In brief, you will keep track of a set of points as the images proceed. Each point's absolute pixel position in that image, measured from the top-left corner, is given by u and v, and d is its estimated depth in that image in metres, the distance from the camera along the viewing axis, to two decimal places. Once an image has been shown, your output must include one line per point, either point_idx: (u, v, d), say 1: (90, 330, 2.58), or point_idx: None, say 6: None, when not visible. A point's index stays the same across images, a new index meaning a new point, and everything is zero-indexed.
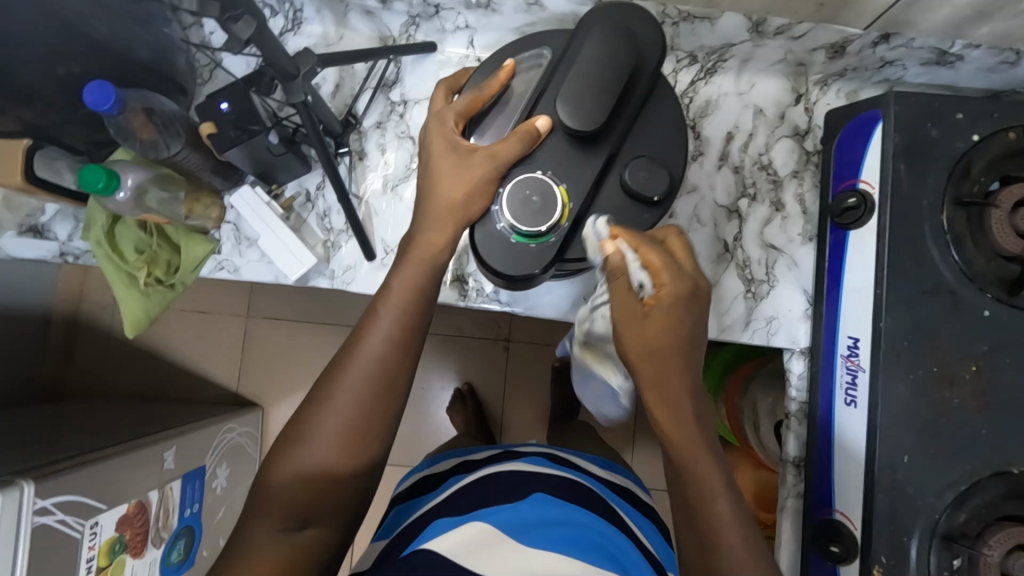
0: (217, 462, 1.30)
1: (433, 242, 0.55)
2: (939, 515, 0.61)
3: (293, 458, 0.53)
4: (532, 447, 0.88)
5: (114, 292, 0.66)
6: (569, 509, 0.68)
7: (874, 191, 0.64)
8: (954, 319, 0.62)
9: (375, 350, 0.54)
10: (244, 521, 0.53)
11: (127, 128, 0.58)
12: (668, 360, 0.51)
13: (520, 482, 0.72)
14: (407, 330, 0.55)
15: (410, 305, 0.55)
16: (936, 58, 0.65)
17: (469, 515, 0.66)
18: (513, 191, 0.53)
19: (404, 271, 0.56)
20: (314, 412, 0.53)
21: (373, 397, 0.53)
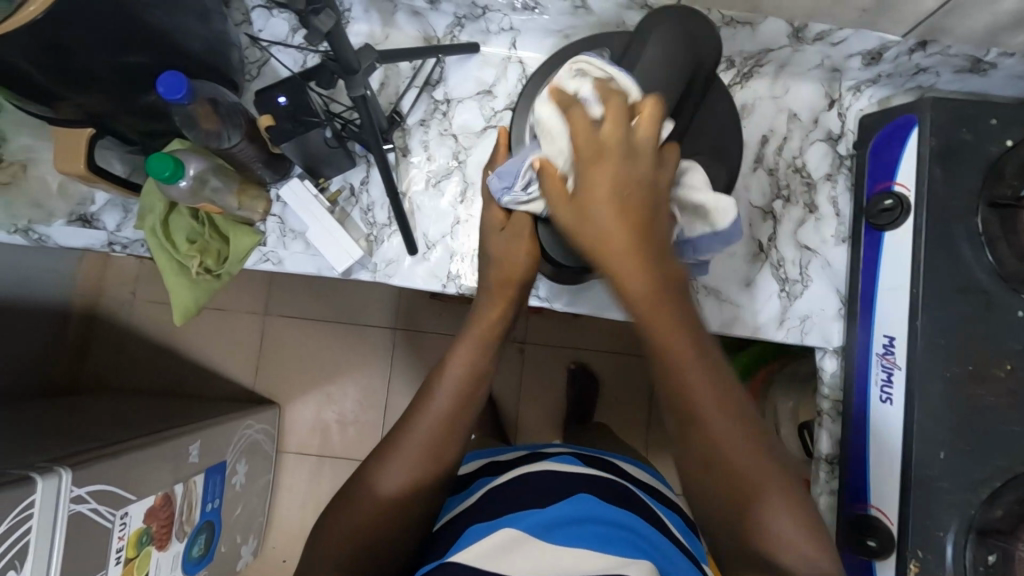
0: (236, 458, 1.31)
1: (491, 318, 0.64)
2: (972, 511, 0.62)
3: (373, 485, 0.60)
4: (557, 447, 0.88)
5: (163, 280, 0.67)
6: (588, 506, 0.68)
7: (911, 194, 0.66)
8: (988, 319, 0.64)
9: (450, 388, 0.62)
10: (323, 525, 0.61)
11: (193, 119, 0.59)
12: (617, 221, 0.50)
13: (543, 479, 0.72)
14: (476, 376, 0.63)
15: (478, 350, 0.63)
16: (969, 65, 0.67)
17: (498, 522, 0.65)
18: None
19: (474, 332, 0.64)
20: (396, 440, 0.62)
21: (445, 434, 0.62)
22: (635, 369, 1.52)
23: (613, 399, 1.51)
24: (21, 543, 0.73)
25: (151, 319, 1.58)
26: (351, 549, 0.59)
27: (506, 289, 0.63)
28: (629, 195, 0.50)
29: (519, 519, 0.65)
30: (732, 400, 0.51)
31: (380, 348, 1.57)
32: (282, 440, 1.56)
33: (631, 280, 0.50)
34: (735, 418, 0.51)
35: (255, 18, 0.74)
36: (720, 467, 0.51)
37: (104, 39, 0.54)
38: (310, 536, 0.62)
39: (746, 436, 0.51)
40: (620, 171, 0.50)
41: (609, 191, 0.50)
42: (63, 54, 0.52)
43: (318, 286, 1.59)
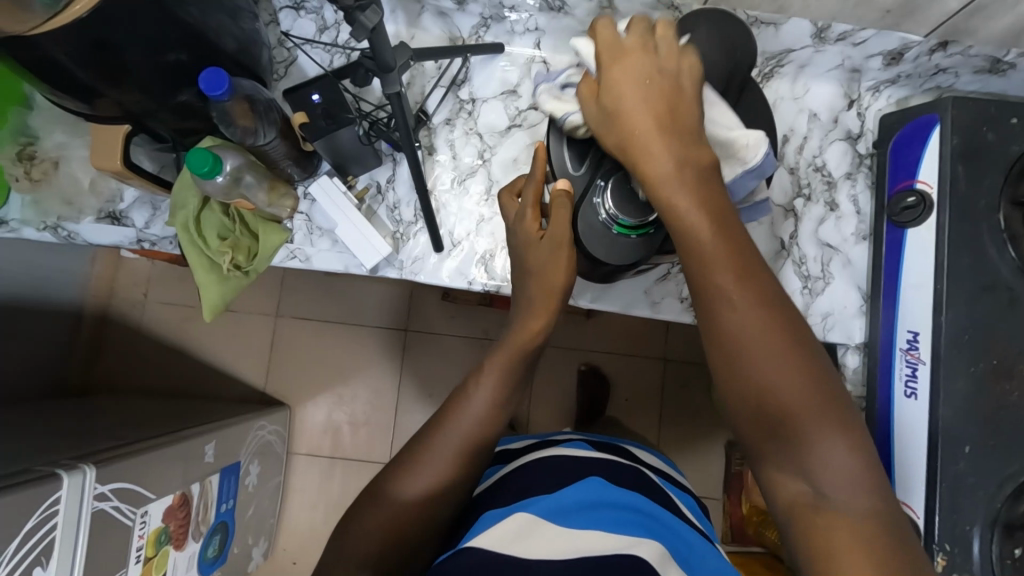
0: (249, 459, 1.31)
1: (532, 328, 0.65)
2: (999, 506, 0.62)
3: (403, 483, 0.61)
4: (568, 434, 0.88)
5: (194, 276, 0.68)
6: (601, 489, 0.68)
7: (933, 191, 0.67)
8: (1012, 315, 0.64)
9: (485, 391, 0.64)
10: (350, 522, 0.61)
11: (229, 116, 0.59)
12: (650, 106, 0.50)
13: (557, 464, 0.72)
14: (512, 382, 0.65)
15: (517, 360, 0.65)
16: (989, 66, 0.68)
17: (513, 506, 0.65)
18: (619, 184, 0.58)
19: (509, 342, 0.66)
20: (430, 440, 0.63)
21: (479, 438, 0.63)
22: (645, 370, 1.52)
23: (624, 401, 1.51)
24: (47, 540, 0.73)
25: (163, 320, 1.59)
26: (379, 544, 0.59)
27: (547, 300, 0.64)
28: (648, 106, 0.50)
29: (536, 503, 0.65)
30: (763, 297, 0.47)
31: (391, 350, 1.57)
32: (293, 442, 1.56)
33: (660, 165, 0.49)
34: (764, 318, 0.46)
35: (282, 18, 0.75)
36: (738, 372, 0.46)
37: (144, 36, 0.55)
38: (334, 533, 0.62)
39: (779, 343, 0.45)
40: (641, 70, 0.51)
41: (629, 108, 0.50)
42: (105, 49, 0.53)
43: (329, 288, 1.59)
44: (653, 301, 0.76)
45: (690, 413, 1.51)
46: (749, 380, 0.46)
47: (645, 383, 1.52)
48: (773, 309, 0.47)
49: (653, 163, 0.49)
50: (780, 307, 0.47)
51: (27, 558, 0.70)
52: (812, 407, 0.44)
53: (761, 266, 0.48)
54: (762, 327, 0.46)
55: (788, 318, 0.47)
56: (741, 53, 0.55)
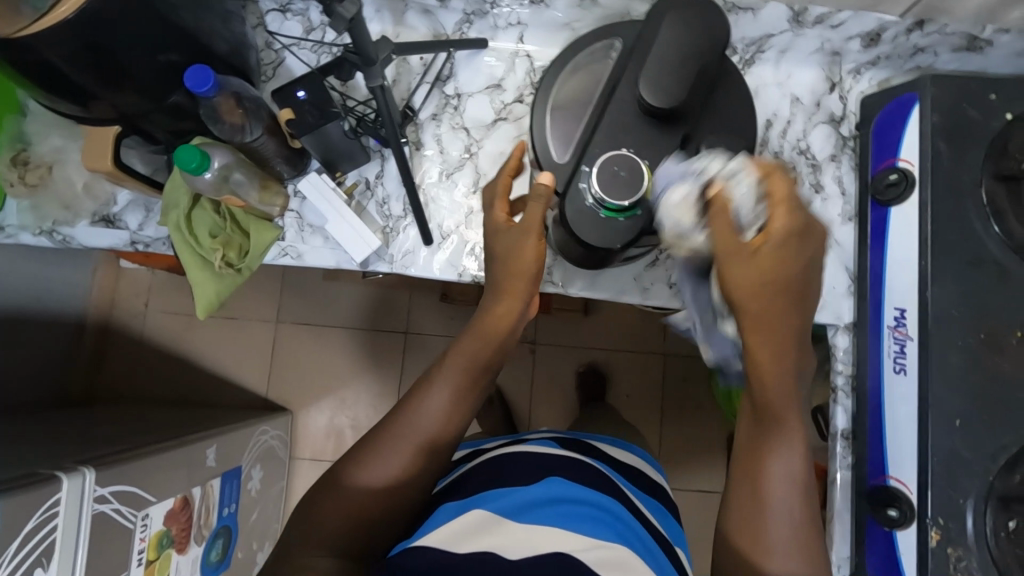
0: (251, 464, 1.32)
1: (500, 313, 0.65)
2: (993, 479, 0.63)
3: (369, 468, 0.61)
4: (537, 434, 0.91)
5: (187, 275, 0.69)
6: (559, 483, 0.72)
7: (915, 168, 0.67)
8: (1000, 288, 0.65)
9: (447, 380, 0.64)
10: (314, 498, 0.62)
11: (217, 112, 0.60)
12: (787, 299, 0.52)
13: (524, 462, 0.76)
14: (473, 365, 0.65)
15: (480, 348, 0.65)
16: (966, 44, 0.69)
17: (470, 502, 0.69)
18: (603, 168, 0.52)
19: (471, 334, 0.65)
20: (395, 425, 0.63)
21: (443, 428, 0.64)
22: (644, 365, 1.53)
23: (625, 397, 1.52)
24: (47, 541, 0.74)
25: (166, 329, 1.60)
26: (345, 523, 0.60)
27: (515, 283, 0.64)
28: (780, 282, 0.50)
29: (494, 498, 0.69)
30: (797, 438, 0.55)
31: (391, 353, 1.58)
32: (296, 448, 1.57)
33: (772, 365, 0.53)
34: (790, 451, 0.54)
35: (270, 21, 0.76)
36: (755, 494, 0.54)
37: (132, 37, 0.56)
38: (300, 507, 0.63)
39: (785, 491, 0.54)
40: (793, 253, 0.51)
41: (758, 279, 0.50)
42: (94, 50, 0.55)
43: (328, 292, 1.60)
44: (644, 287, 0.75)
45: (691, 406, 1.52)
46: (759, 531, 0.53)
47: (645, 378, 1.53)
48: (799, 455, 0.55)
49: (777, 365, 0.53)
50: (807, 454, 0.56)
51: (28, 559, 0.71)
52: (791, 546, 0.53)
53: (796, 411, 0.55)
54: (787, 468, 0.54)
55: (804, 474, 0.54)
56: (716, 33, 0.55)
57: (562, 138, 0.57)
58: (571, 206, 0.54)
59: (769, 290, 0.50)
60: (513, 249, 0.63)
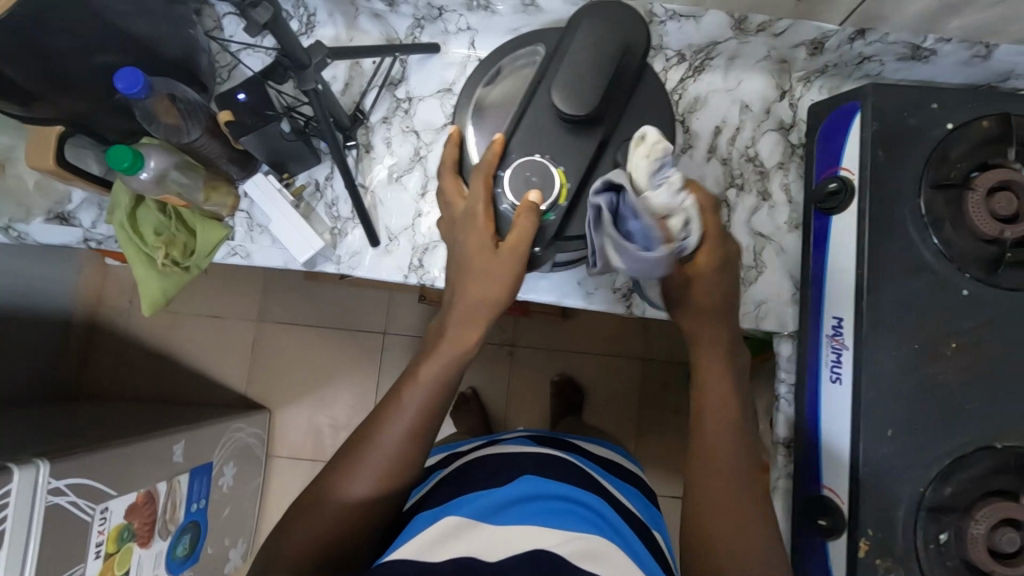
0: (223, 460, 1.33)
1: (462, 339, 0.59)
2: (924, 488, 0.63)
3: (345, 484, 0.58)
4: (517, 434, 0.92)
5: (132, 273, 0.70)
6: (523, 483, 0.71)
7: (855, 177, 0.67)
8: (935, 297, 0.64)
9: (416, 401, 0.60)
10: (288, 523, 0.58)
11: (152, 113, 0.61)
12: (715, 319, 0.64)
13: (498, 463, 0.77)
14: (442, 384, 0.60)
15: (447, 367, 0.60)
16: (910, 53, 0.69)
17: (444, 509, 0.68)
18: (514, 174, 0.53)
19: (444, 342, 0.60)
20: (367, 441, 0.59)
21: (413, 442, 0.60)
22: (623, 369, 1.51)
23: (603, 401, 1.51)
24: None
25: (148, 327, 1.62)
26: (319, 550, 0.57)
27: (486, 309, 0.57)
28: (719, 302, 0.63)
29: (461, 505, 0.69)
30: (724, 390, 0.63)
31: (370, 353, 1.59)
32: (273, 445, 1.58)
33: (709, 384, 0.63)
34: (723, 396, 0.62)
35: (225, 24, 0.77)
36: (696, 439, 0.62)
37: (69, 41, 0.58)
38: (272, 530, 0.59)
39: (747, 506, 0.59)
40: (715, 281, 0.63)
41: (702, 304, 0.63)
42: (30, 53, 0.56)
43: (308, 291, 1.61)
44: (587, 292, 0.75)
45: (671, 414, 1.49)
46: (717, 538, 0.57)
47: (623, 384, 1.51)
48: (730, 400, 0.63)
49: (710, 390, 0.63)
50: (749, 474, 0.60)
51: None
52: (746, 495, 0.59)
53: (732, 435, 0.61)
54: (720, 412, 0.62)
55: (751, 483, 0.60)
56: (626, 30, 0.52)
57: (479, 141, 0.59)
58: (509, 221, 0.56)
59: (705, 307, 0.63)
60: (479, 271, 0.56)
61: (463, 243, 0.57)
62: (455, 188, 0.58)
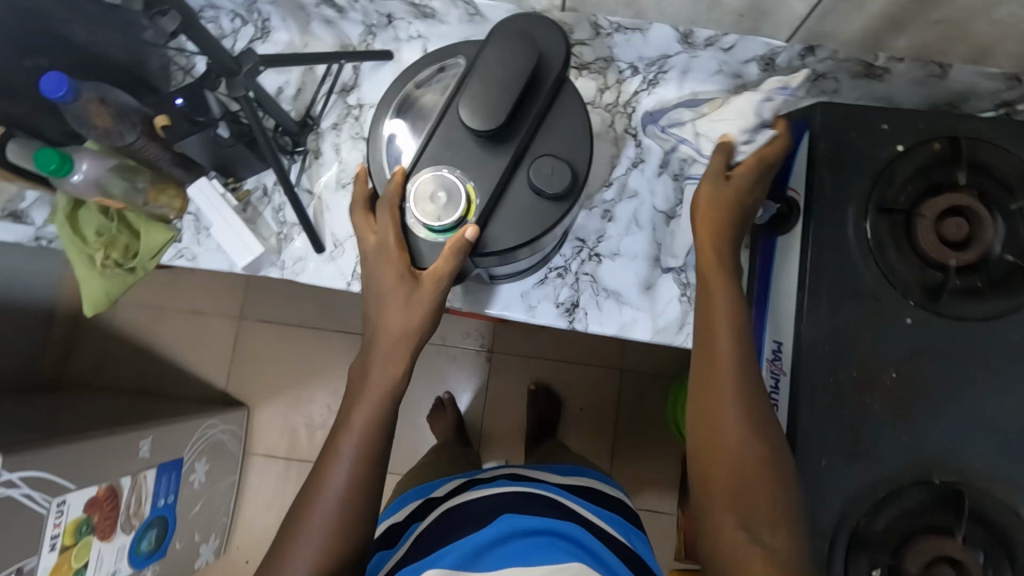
0: (195, 457, 1.34)
1: (388, 373, 0.58)
2: (858, 521, 0.60)
3: (295, 547, 0.54)
4: (494, 471, 0.88)
5: (76, 274, 0.71)
6: (505, 520, 0.69)
7: (800, 198, 0.65)
8: (877, 324, 0.62)
9: (352, 451, 0.56)
10: None
11: (83, 116, 0.62)
12: (724, 219, 0.60)
13: (475, 507, 0.73)
14: (377, 418, 0.57)
15: (378, 411, 0.57)
16: (863, 70, 0.67)
17: (428, 563, 0.66)
18: (420, 190, 0.54)
19: (371, 376, 0.58)
20: (315, 494, 0.55)
21: (360, 483, 0.56)
22: (600, 379, 1.46)
23: (580, 411, 1.45)
24: None
25: (133, 321, 1.64)
26: None
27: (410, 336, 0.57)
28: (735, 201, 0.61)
29: (445, 555, 0.67)
30: (732, 313, 0.57)
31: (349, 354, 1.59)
32: (251, 443, 1.59)
33: (714, 308, 0.58)
34: (734, 331, 0.56)
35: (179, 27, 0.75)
36: (711, 419, 0.54)
37: None
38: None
39: (757, 451, 0.53)
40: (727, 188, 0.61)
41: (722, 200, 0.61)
42: None
43: (290, 290, 1.62)
44: (530, 305, 0.74)
45: (650, 427, 1.44)
46: (732, 484, 0.52)
47: (602, 395, 1.45)
48: (748, 371, 0.55)
49: (718, 302, 0.58)
50: (757, 410, 0.54)
51: None
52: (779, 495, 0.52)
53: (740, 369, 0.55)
54: (735, 386, 0.54)
55: (762, 427, 0.54)
56: (538, 45, 0.52)
57: (380, 155, 0.59)
58: (421, 235, 0.56)
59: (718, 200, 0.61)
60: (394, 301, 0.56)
61: (378, 284, 0.57)
62: (365, 223, 0.59)
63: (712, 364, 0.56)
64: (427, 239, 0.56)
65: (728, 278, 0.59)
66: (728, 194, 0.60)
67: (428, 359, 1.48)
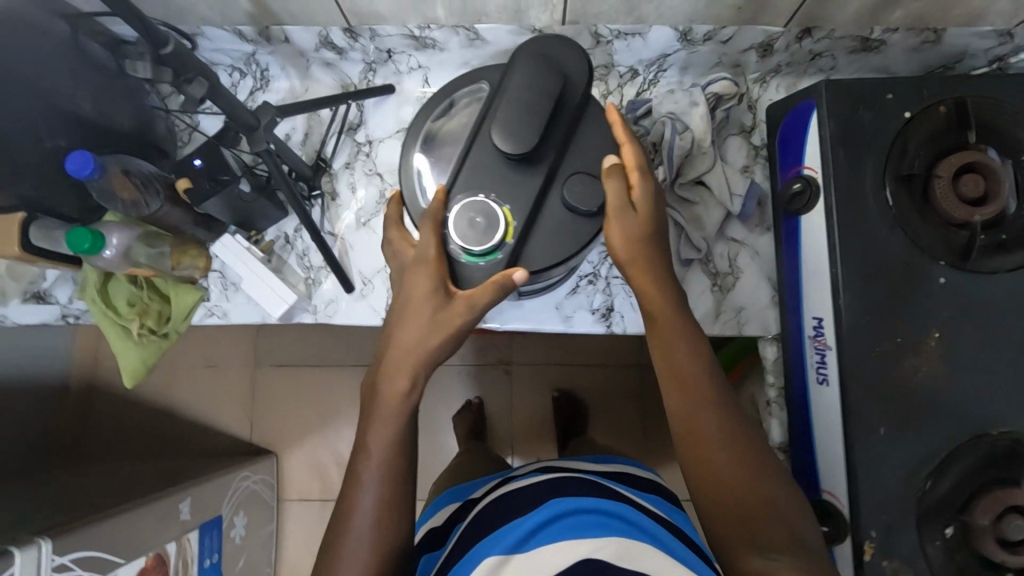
0: (233, 511, 1.32)
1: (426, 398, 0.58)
2: (924, 484, 0.61)
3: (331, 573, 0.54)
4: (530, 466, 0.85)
5: (111, 347, 0.71)
6: (551, 504, 0.65)
7: (818, 175, 0.67)
8: (910, 290, 0.63)
9: (376, 471, 0.56)
10: None
11: (108, 190, 0.61)
12: (649, 251, 0.57)
13: (513, 496, 0.70)
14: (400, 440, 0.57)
15: (398, 427, 0.57)
16: (860, 45, 0.69)
17: (474, 553, 0.64)
18: (458, 216, 0.54)
19: (391, 399, 0.57)
20: (346, 516, 0.56)
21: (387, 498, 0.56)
22: (623, 376, 1.46)
23: (606, 413, 1.45)
24: None
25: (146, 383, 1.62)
26: None
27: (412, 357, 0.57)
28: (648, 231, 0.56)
29: (494, 543, 0.63)
30: (686, 333, 0.57)
31: None
32: (284, 489, 1.57)
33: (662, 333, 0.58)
34: (692, 348, 0.57)
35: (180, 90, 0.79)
36: (694, 438, 0.55)
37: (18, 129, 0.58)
38: None
39: (742, 453, 0.54)
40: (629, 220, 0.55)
41: (633, 232, 0.55)
42: None
43: (302, 332, 1.61)
44: (566, 316, 0.75)
45: None
46: (728, 491, 0.53)
47: (626, 392, 1.45)
48: (719, 393, 0.56)
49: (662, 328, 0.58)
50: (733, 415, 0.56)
51: None
52: (783, 508, 0.52)
53: (706, 383, 0.56)
54: (711, 408, 0.55)
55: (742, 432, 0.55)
56: (558, 67, 0.53)
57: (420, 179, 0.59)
58: (460, 263, 0.56)
59: (637, 239, 0.56)
60: (415, 319, 0.56)
61: (398, 319, 0.58)
62: (402, 239, 0.60)
63: (684, 387, 0.56)
64: (468, 264, 0.55)
65: (676, 309, 0.57)
66: (638, 226, 0.55)
67: (450, 380, 1.48)
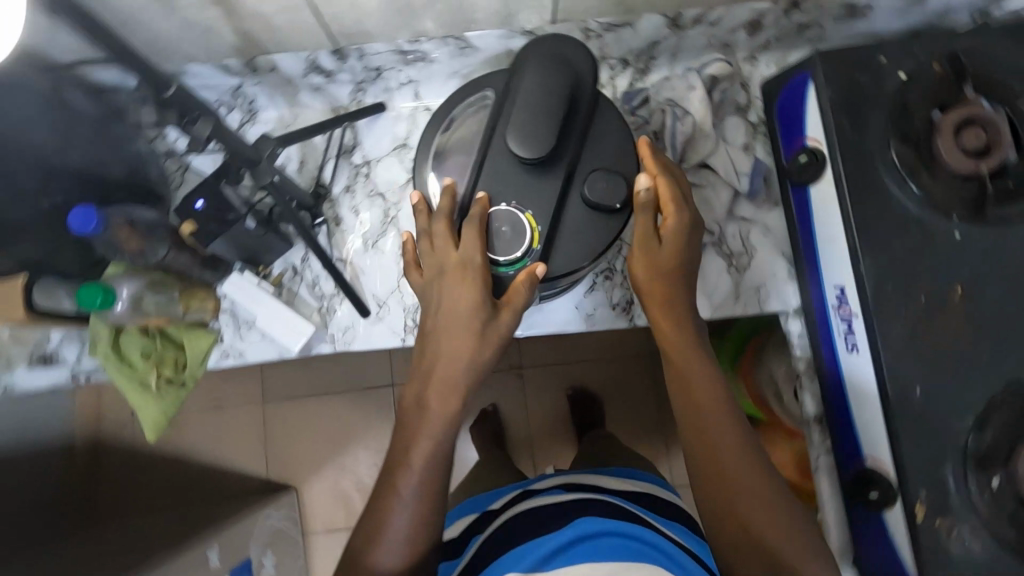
0: (261, 551, 1.30)
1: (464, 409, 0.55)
2: (966, 439, 0.61)
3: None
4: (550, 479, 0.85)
5: (129, 402, 0.69)
6: (577, 524, 0.64)
7: (823, 146, 0.67)
8: (928, 247, 0.64)
9: (414, 490, 0.52)
10: None
11: (115, 243, 0.60)
12: (670, 285, 0.57)
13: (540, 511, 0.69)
14: (440, 457, 0.53)
15: (440, 444, 0.53)
16: (847, 12, 0.69)
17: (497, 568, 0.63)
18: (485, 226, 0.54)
19: (430, 409, 0.54)
20: (372, 531, 0.52)
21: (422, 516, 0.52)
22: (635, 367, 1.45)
23: (624, 407, 1.44)
24: None
25: None
26: None
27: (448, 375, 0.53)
28: (672, 265, 0.56)
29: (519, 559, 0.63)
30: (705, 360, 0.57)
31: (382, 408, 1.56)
32: (308, 523, 1.54)
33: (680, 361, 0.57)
34: (710, 372, 0.56)
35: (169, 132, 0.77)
36: (710, 464, 0.54)
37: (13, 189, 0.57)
38: None
39: (760, 482, 0.53)
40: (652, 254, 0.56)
41: (657, 266, 0.56)
42: None
43: (307, 361, 1.58)
44: (587, 314, 0.74)
45: None
46: (744, 521, 0.52)
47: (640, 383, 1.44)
48: (738, 422, 0.55)
49: (680, 357, 0.57)
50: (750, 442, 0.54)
51: None
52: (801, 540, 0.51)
53: (726, 408, 0.55)
54: (730, 435, 0.54)
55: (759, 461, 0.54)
56: (565, 67, 0.53)
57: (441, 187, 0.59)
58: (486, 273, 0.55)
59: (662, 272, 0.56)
60: (459, 329, 0.53)
61: (438, 319, 0.54)
62: (445, 238, 0.54)
63: (703, 412, 0.55)
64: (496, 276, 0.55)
65: (690, 347, 0.56)
66: (664, 259, 0.56)
67: None
